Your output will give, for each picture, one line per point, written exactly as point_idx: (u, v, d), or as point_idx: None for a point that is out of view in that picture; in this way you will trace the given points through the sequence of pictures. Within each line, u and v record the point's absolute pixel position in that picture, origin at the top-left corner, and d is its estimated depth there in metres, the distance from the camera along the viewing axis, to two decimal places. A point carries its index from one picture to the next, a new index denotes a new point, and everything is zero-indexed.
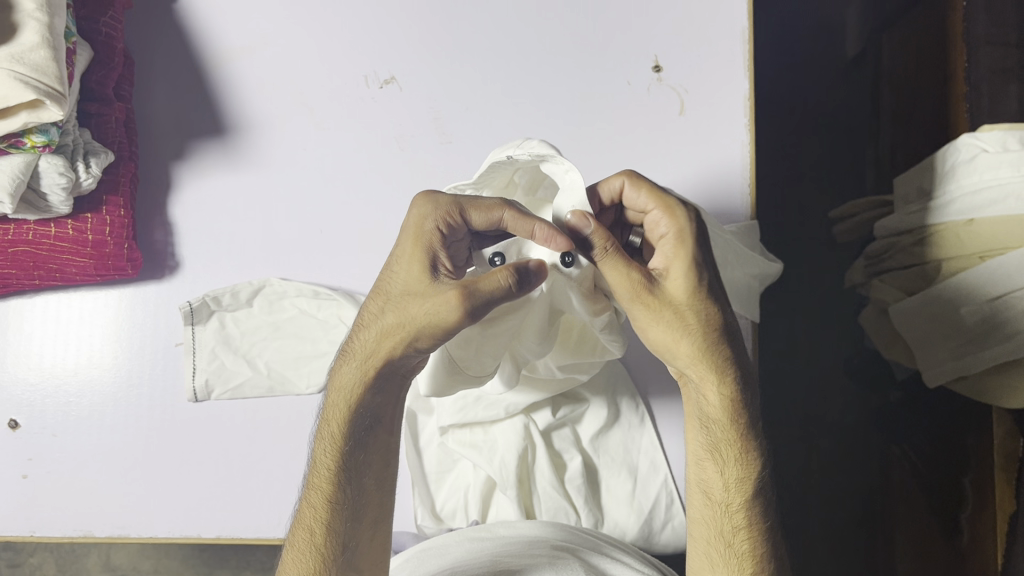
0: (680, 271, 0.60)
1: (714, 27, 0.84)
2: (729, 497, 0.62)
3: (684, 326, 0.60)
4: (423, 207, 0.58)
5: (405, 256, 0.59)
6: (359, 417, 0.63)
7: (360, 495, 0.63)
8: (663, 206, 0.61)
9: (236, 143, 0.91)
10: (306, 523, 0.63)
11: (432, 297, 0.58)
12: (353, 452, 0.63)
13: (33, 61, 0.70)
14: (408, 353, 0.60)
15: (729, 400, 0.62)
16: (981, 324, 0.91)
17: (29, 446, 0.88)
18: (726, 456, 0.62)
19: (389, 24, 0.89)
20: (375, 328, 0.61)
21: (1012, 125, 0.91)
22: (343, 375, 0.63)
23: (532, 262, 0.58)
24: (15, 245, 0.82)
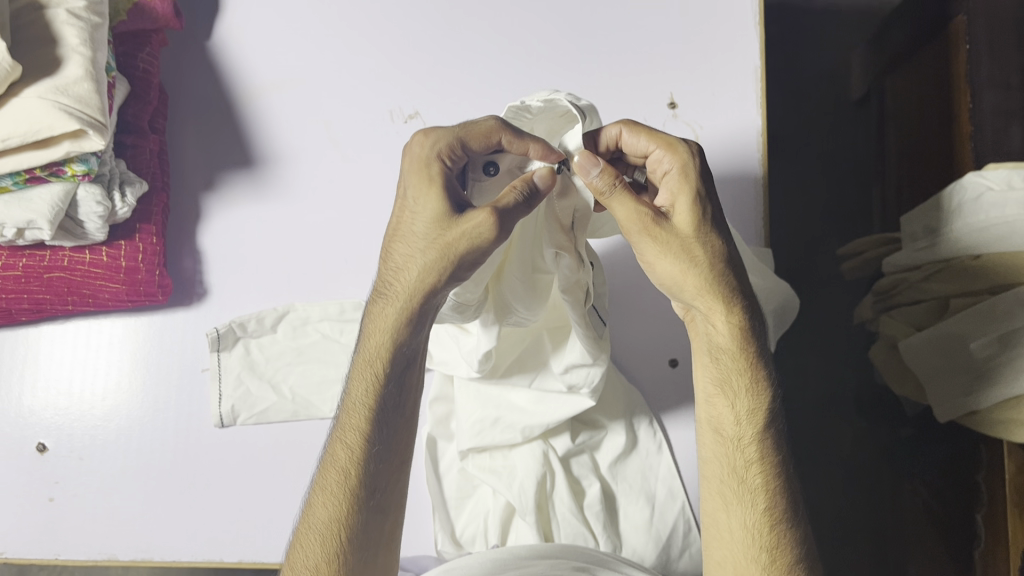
0: (683, 203, 0.65)
1: (726, 70, 0.90)
2: (742, 431, 0.66)
3: (692, 257, 0.65)
4: (424, 142, 0.64)
5: (424, 192, 0.64)
6: (397, 358, 0.66)
7: (390, 440, 0.67)
8: (665, 144, 0.67)
9: (264, 175, 0.94)
10: (339, 466, 0.65)
11: (463, 226, 0.62)
12: (389, 394, 0.66)
13: (77, 93, 0.72)
14: (440, 289, 0.64)
15: (737, 332, 0.66)
16: (989, 359, 0.93)
17: (56, 469, 0.90)
18: (738, 389, 0.67)
19: (414, 64, 0.94)
20: (406, 267, 0.65)
21: (1016, 164, 0.95)
22: (380, 314, 0.66)
23: (537, 173, 0.64)
24: (51, 271, 0.84)
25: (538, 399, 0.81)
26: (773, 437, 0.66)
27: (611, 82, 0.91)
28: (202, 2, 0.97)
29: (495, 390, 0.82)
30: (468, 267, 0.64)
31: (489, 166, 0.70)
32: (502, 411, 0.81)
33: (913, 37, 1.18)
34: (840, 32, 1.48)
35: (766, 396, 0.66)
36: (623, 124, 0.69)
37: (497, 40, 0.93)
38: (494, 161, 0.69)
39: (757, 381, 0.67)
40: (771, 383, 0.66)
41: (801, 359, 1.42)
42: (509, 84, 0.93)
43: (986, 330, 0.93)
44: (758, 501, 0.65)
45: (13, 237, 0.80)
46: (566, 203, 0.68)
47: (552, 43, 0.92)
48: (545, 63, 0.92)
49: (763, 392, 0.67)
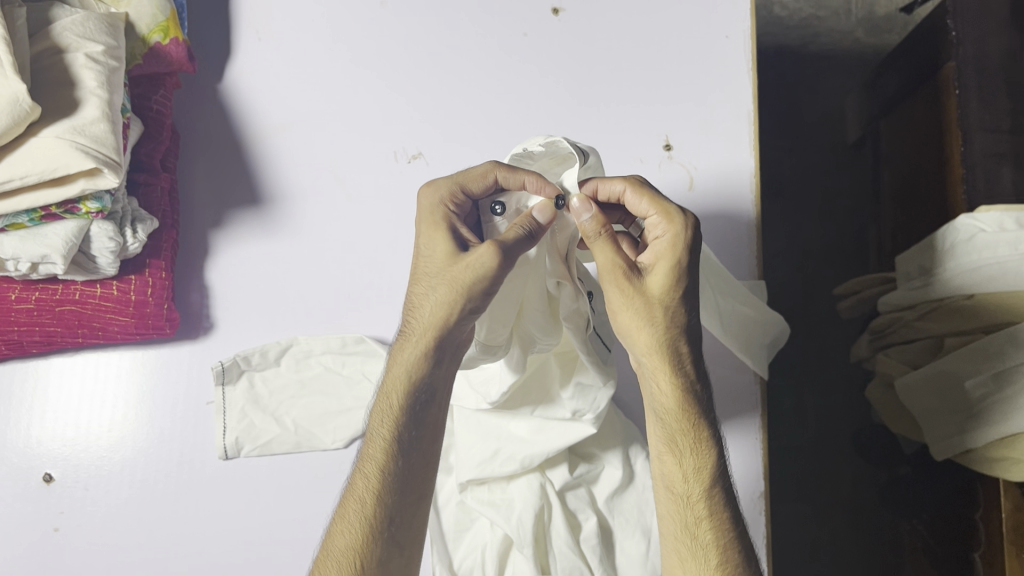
0: (662, 267, 0.67)
1: (720, 114, 0.93)
2: (690, 489, 0.67)
3: (651, 317, 0.67)
4: (429, 193, 0.69)
5: (432, 236, 0.69)
6: (415, 391, 0.68)
7: (408, 472, 0.68)
8: (663, 212, 0.68)
9: (271, 212, 0.96)
10: (357, 496, 0.68)
11: (469, 261, 0.66)
12: (408, 426, 0.68)
13: (93, 133, 0.75)
14: (455, 323, 0.67)
15: (680, 392, 0.68)
16: (984, 399, 0.94)
17: (62, 500, 0.91)
18: (685, 448, 0.68)
19: (419, 106, 0.97)
20: (422, 304, 0.68)
21: (1007, 206, 0.97)
22: (401, 351, 0.69)
23: (535, 209, 0.67)
24: (63, 304, 0.87)
25: (539, 428, 0.82)
26: (721, 495, 0.67)
27: (609, 126, 0.94)
28: (215, 45, 1.00)
29: (495, 422, 0.84)
30: (481, 300, 0.67)
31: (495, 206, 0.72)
32: (501, 444, 0.83)
33: (907, 81, 1.20)
34: (836, 76, 1.51)
35: (711, 454, 0.68)
36: (629, 182, 0.70)
37: (499, 85, 0.97)
38: (499, 202, 0.72)
39: (706, 439, 0.68)
40: (715, 443, 0.68)
41: (800, 397, 1.43)
42: (510, 127, 0.96)
43: (979, 368, 0.95)
44: (709, 557, 0.65)
45: (27, 271, 0.83)
46: (566, 233, 0.72)
47: (551, 87, 0.96)
48: (546, 107, 0.96)
49: (709, 450, 0.68)
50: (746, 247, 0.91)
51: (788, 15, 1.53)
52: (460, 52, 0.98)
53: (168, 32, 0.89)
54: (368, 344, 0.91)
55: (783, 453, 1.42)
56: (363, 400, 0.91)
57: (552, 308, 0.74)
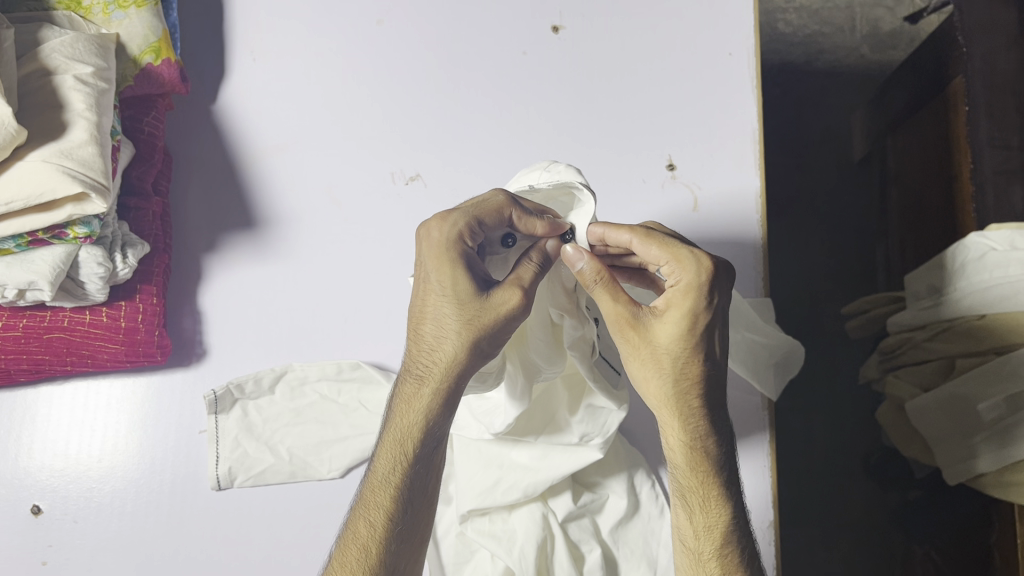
0: (671, 314, 0.65)
1: (725, 132, 0.91)
2: (701, 545, 0.67)
3: (661, 368, 0.65)
4: (443, 226, 0.64)
5: (445, 274, 0.64)
6: (428, 436, 0.66)
7: (413, 518, 0.67)
8: (674, 255, 0.66)
9: (266, 236, 0.94)
10: (360, 544, 0.66)
11: (492, 305, 0.63)
12: (416, 472, 0.66)
13: (80, 156, 0.73)
14: (473, 367, 0.65)
15: (693, 446, 0.66)
16: (998, 422, 0.92)
17: (50, 533, 0.88)
18: (697, 504, 0.67)
19: (415, 127, 0.95)
20: (438, 348, 0.65)
21: (1018, 224, 0.95)
22: (412, 395, 0.66)
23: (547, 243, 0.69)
24: (51, 331, 0.84)
25: (541, 455, 0.80)
26: (733, 552, 0.66)
27: (611, 145, 0.92)
28: (209, 66, 0.98)
29: (494, 450, 0.82)
30: (495, 343, 0.64)
31: (507, 239, 0.70)
32: (503, 473, 0.80)
33: (914, 98, 1.18)
34: (842, 94, 1.49)
35: (723, 510, 0.66)
36: (635, 231, 0.68)
37: (499, 105, 0.95)
38: (510, 234, 0.70)
39: (719, 493, 0.67)
40: (727, 498, 0.66)
41: (810, 421, 1.40)
42: (510, 148, 0.94)
43: (991, 392, 0.92)
44: None
45: (14, 299, 0.81)
46: (572, 268, 0.71)
47: (551, 107, 0.94)
48: (547, 127, 0.94)
49: (721, 506, 0.67)
50: (753, 271, 0.89)
51: (793, 31, 1.51)
52: (458, 72, 0.96)
53: (159, 53, 0.87)
54: (365, 369, 0.89)
55: (792, 477, 1.39)
56: (360, 428, 0.89)
57: (555, 337, 0.72)
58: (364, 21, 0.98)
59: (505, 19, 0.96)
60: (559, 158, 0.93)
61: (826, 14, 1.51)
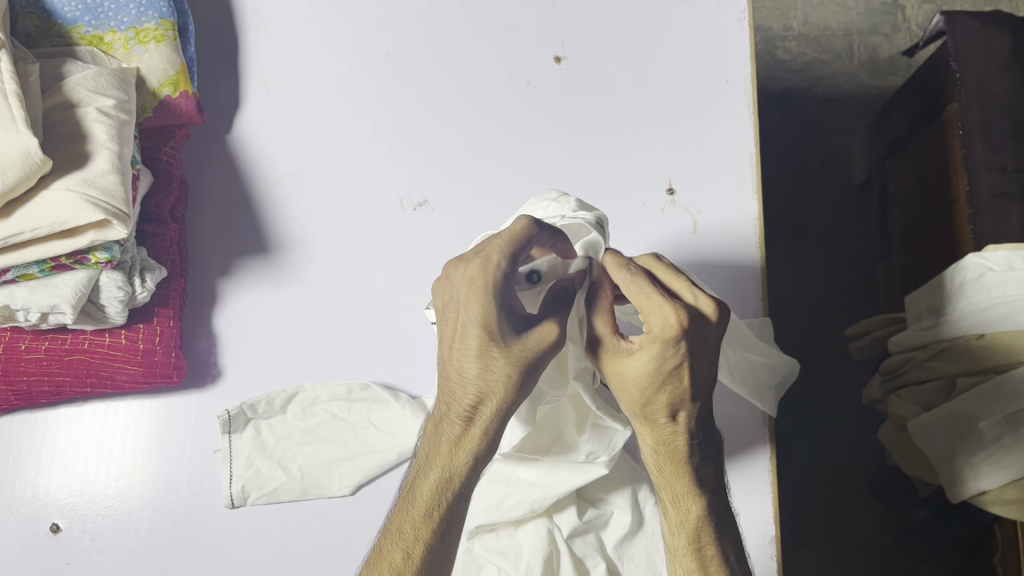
0: (640, 353, 0.64)
1: (724, 157, 0.94)
2: (677, 540, 0.71)
3: (629, 393, 0.67)
4: (485, 269, 0.64)
5: (488, 314, 0.64)
6: (469, 472, 0.67)
7: (446, 547, 0.68)
8: (644, 303, 0.64)
9: (278, 261, 0.97)
10: (395, 572, 0.66)
11: (534, 346, 0.65)
12: (455, 504, 0.67)
13: (103, 185, 0.77)
14: (516, 403, 0.66)
15: (666, 453, 0.69)
16: (1000, 440, 0.94)
17: (69, 550, 0.91)
18: (669, 502, 0.71)
19: (423, 154, 0.98)
20: (485, 388, 0.65)
21: (1015, 245, 0.96)
22: (456, 431, 0.67)
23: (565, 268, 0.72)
24: (72, 353, 0.87)
25: (547, 472, 0.82)
26: (709, 546, 0.70)
27: (612, 171, 0.95)
28: (225, 97, 1.02)
29: (501, 466, 0.85)
30: (534, 379, 0.67)
31: (531, 275, 0.71)
32: (511, 490, 0.83)
33: (911, 123, 1.21)
34: (841, 119, 1.52)
35: (694, 510, 0.70)
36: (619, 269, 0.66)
37: (504, 132, 0.98)
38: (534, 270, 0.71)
39: (692, 489, 0.70)
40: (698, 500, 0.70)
41: (815, 441, 1.42)
42: (515, 173, 0.97)
43: (991, 411, 0.94)
44: None
45: (36, 322, 0.84)
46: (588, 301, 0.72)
47: (555, 132, 0.97)
48: (550, 153, 0.97)
49: (693, 506, 0.70)
50: (752, 291, 0.92)
51: (792, 59, 1.54)
52: (465, 102, 0.99)
53: (178, 85, 0.91)
54: (373, 389, 0.92)
55: (796, 496, 1.40)
56: (370, 446, 0.91)
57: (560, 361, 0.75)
58: (374, 53, 1.02)
59: (510, 50, 1.00)
60: (562, 183, 0.96)
61: (825, 41, 1.54)
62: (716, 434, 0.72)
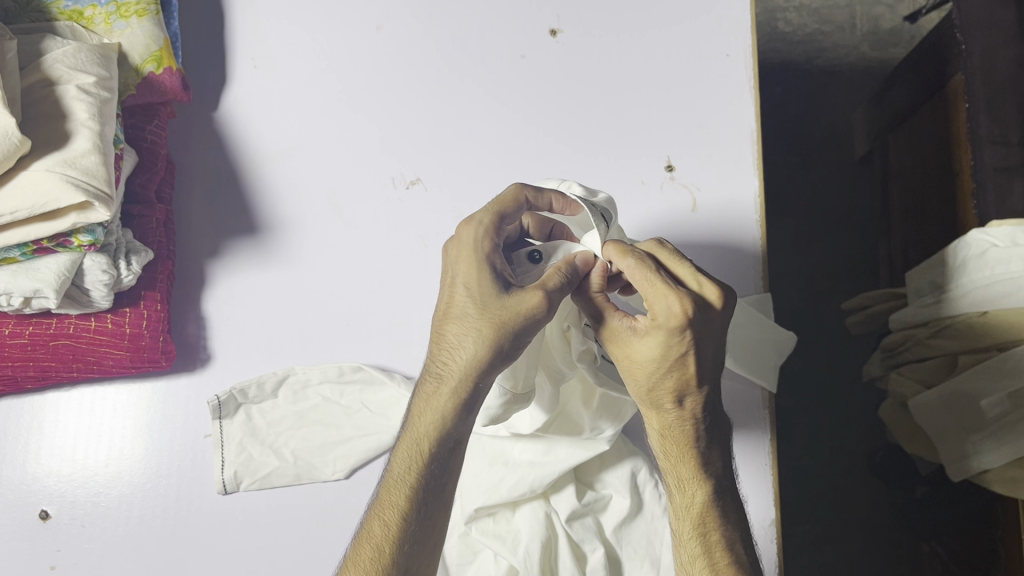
0: (645, 339, 0.64)
1: (724, 132, 0.91)
2: (681, 528, 0.70)
3: (634, 378, 0.67)
4: (470, 228, 0.67)
5: (468, 271, 0.66)
6: (446, 439, 0.67)
7: (429, 518, 0.68)
8: (651, 292, 0.64)
9: (268, 242, 0.95)
10: (374, 541, 0.66)
11: (510, 305, 0.64)
12: (433, 473, 0.67)
13: (83, 165, 0.74)
14: (490, 369, 0.65)
15: (672, 440, 0.69)
16: (1003, 417, 0.92)
17: (58, 537, 0.89)
18: (675, 488, 0.70)
19: (415, 130, 0.96)
20: (458, 348, 0.65)
21: (1019, 221, 0.94)
22: (433, 394, 0.67)
23: (578, 256, 0.69)
24: (57, 338, 0.85)
25: (546, 450, 0.81)
26: (712, 532, 0.69)
27: (609, 148, 0.93)
28: (211, 73, 0.99)
29: (496, 445, 0.84)
30: (515, 345, 0.65)
31: (533, 254, 0.73)
32: (507, 471, 0.81)
33: (913, 96, 1.18)
34: (842, 92, 1.49)
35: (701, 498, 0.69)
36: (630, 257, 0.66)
37: (497, 108, 0.95)
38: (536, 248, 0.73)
39: (696, 475, 0.69)
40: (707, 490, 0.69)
41: (815, 418, 1.40)
42: (509, 151, 0.94)
43: (994, 387, 0.92)
44: None
45: (19, 307, 0.82)
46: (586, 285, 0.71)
47: (550, 108, 0.95)
48: (547, 130, 0.94)
49: (698, 490, 0.69)
50: (752, 270, 0.89)
51: (792, 30, 1.51)
52: (458, 77, 0.97)
53: (161, 61, 0.88)
54: (366, 372, 0.90)
55: (795, 474, 1.39)
56: (363, 429, 0.90)
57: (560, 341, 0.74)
58: (364, 27, 0.99)
59: (504, 23, 0.97)
60: (558, 160, 0.94)
61: (826, 12, 1.51)
62: (723, 421, 0.71)
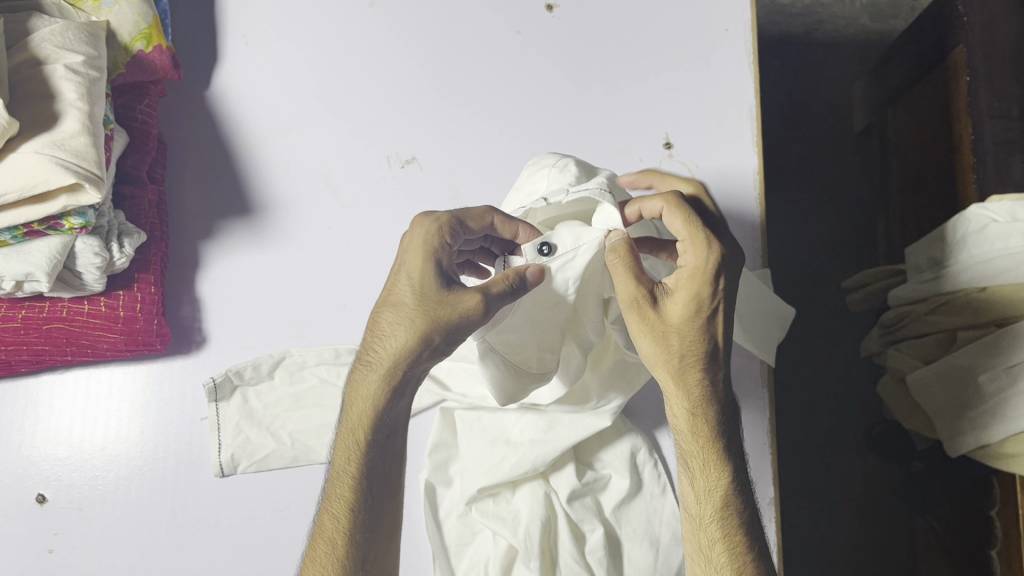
0: (682, 290, 0.66)
1: (723, 109, 0.90)
2: (703, 511, 0.66)
3: (664, 342, 0.66)
4: (425, 224, 0.64)
5: (413, 265, 0.64)
6: (382, 427, 0.67)
7: (378, 508, 0.68)
8: (688, 237, 0.66)
9: (262, 222, 0.94)
10: (328, 536, 0.67)
11: (450, 304, 0.63)
12: (373, 463, 0.67)
13: (74, 147, 0.73)
14: (423, 362, 0.65)
15: (696, 415, 0.67)
16: (998, 393, 0.91)
17: (56, 521, 0.89)
18: (696, 470, 0.67)
19: (410, 108, 0.95)
20: (391, 340, 0.64)
21: (1018, 197, 0.94)
22: (363, 383, 0.66)
23: (529, 269, 0.66)
24: (50, 322, 0.84)
25: (548, 427, 0.81)
26: (735, 515, 0.65)
27: (607, 125, 0.92)
28: (202, 51, 0.97)
29: (496, 426, 0.83)
30: (451, 339, 0.64)
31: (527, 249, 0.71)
32: (509, 450, 0.81)
33: (913, 70, 1.17)
34: (842, 65, 1.48)
35: (726, 477, 0.66)
36: (666, 199, 0.68)
37: (493, 86, 0.94)
38: (546, 241, 0.69)
39: (717, 456, 0.67)
40: (731, 467, 0.66)
41: (812, 393, 1.40)
42: (506, 128, 0.93)
43: (990, 364, 0.92)
44: None
45: (11, 290, 0.81)
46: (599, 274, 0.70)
47: (547, 85, 0.93)
48: (544, 107, 0.93)
49: (721, 470, 0.66)
50: (752, 248, 0.88)
51: (791, 3, 1.49)
52: (453, 54, 0.95)
53: (151, 39, 0.86)
54: None
55: (793, 450, 1.39)
56: None
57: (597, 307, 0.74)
58: (356, 3, 0.97)
59: None
60: (555, 137, 0.92)
61: None
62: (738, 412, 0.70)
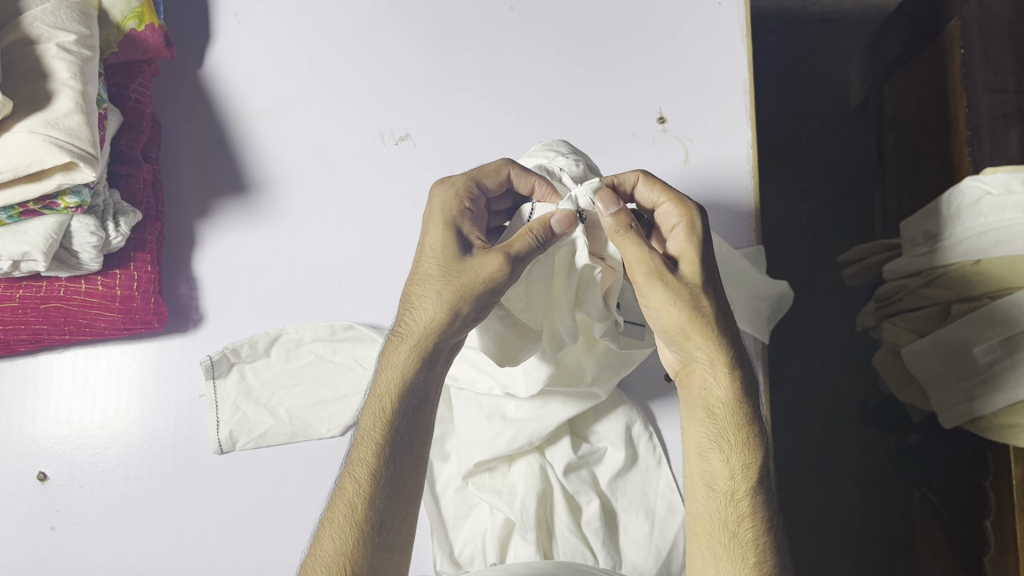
0: (689, 254, 0.67)
1: (717, 82, 0.90)
2: (735, 486, 0.66)
3: (698, 311, 0.66)
4: (444, 190, 0.67)
5: (436, 234, 0.66)
6: (409, 395, 0.67)
7: (399, 475, 0.67)
8: (676, 205, 0.68)
9: (257, 200, 0.94)
10: (348, 500, 0.67)
11: (473, 269, 0.64)
12: (400, 432, 0.67)
13: (67, 126, 0.73)
14: (451, 331, 0.66)
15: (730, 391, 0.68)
16: (993, 365, 0.92)
17: (57, 498, 0.90)
18: (725, 446, 0.67)
19: (403, 85, 0.95)
20: (420, 308, 0.66)
21: (1015, 167, 0.92)
22: (394, 352, 0.68)
23: (556, 217, 0.66)
24: (47, 301, 0.85)
25: (543, 403, 0.81)
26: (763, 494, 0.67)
27: (600, 100, 0.92)
28: (195, 29, 0.97)
29: (493, 401, 0.83)
30: (476, 309, 0.65)
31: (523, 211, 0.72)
32: (505, 425, 0.81)
33: (908, 43, 1.17)
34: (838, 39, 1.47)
35: (760, 454, 0.67)
36: (641, 172, 0.71)
37: (486, 62, 0.94)
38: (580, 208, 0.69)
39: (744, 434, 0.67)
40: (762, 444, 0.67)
41: (808, 367, 1.41)
42: (498, 104, 0.93)
43: (989, 334, 0.92)
44: (749, 557, 0.64)
45: (9, 270, 0.81)
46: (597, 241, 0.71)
47: (539, 61, 0.93)
48: (536, 83, 0.93)
49: (754, 446, 0.67)
50: (745, 222, 0.89)
51: None
52: (446, 30, 0.95)
53: (143, 18, 0.86)
54: (358, 330, 0.90)
55: (789, 424, 1.40)
56: (356, 386, 0.90)
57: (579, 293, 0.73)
58: None
59: None
60: (548, 113, 0.92)
61: None
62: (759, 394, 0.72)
